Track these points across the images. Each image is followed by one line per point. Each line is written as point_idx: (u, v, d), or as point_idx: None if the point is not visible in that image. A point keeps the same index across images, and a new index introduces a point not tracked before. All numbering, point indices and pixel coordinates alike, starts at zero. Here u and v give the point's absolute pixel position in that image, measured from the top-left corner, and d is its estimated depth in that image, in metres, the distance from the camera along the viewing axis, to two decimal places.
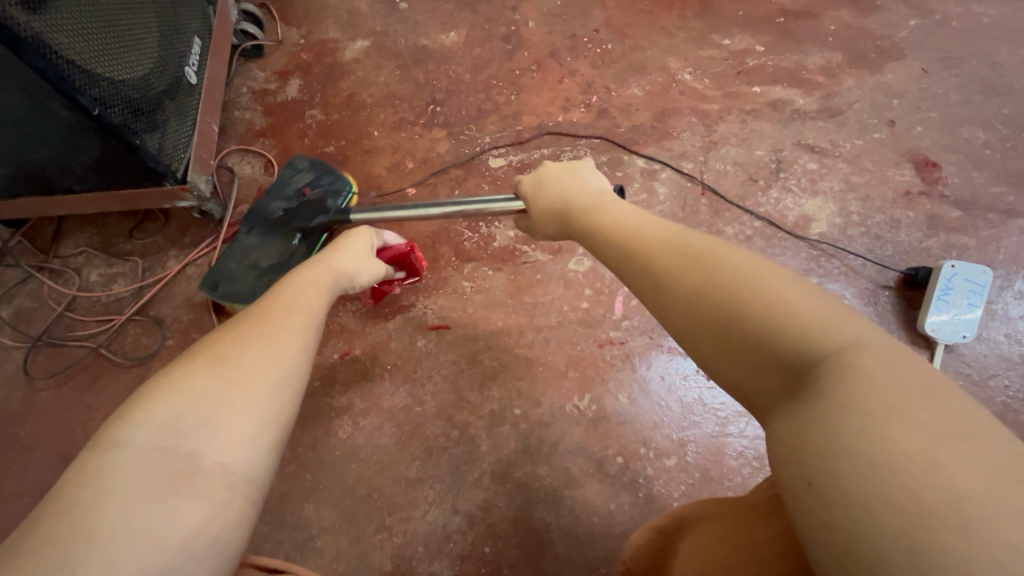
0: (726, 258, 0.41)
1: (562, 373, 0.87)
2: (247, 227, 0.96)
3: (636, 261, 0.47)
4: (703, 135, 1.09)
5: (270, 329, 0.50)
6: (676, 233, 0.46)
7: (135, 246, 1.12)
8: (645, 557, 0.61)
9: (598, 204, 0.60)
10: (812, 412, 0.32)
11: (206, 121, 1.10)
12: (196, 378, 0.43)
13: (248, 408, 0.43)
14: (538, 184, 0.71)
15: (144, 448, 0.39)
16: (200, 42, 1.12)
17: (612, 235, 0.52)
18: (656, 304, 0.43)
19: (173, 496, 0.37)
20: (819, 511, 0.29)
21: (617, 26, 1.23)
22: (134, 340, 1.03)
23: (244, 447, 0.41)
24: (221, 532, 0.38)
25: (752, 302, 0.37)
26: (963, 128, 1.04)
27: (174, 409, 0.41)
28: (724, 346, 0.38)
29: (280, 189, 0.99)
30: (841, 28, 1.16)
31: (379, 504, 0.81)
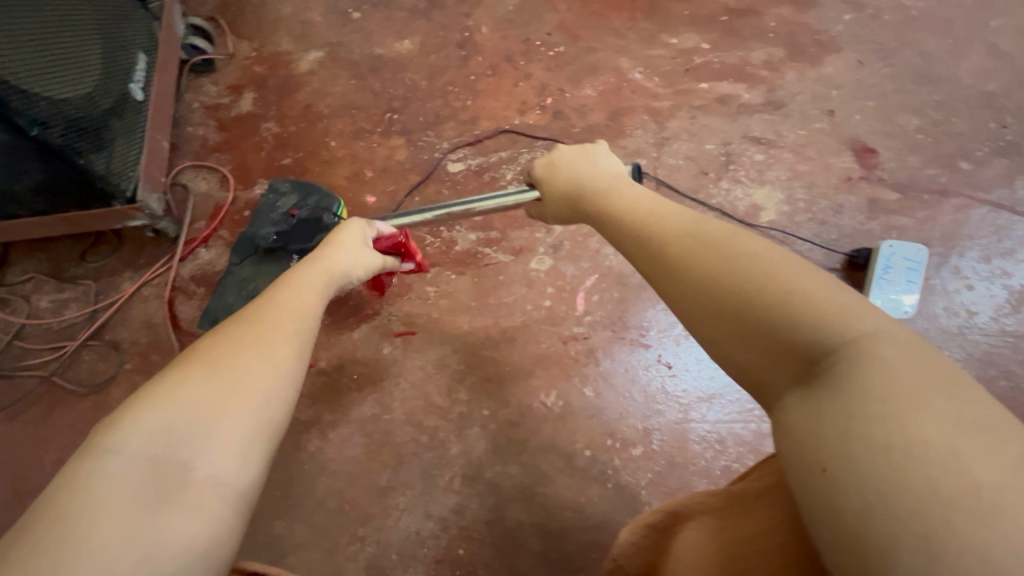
0: (742, 246, 0.41)
1: (529, 372, 0.88)
2: (237, 257, 1.05)
3: (649, 246, 0.47)
4: (655, 132, 1.12)
5: (265, 331, 0.49)
6: (691, 219, 0.46)
7: (87, 270, 1.09)
8: (641, 556, 0.58)
9: (612, 186, 0.60)
10: (829, 399, 0.32)
11: (156, 139, 1.08)
12: (188, 387, 0.42)
13: (242, 417, 0.43)
14: (552, 164, 0.71)
15: (143, 454, 0.39)
16: (145, 58, 1.10)
17: (624, 219, 0.52)
18: (669, 290, 0.43)
19: (166, 507, 0.37)
20: (829, 495, 0.29)
21: (569, 28, 1.26)
22: (90, 366, 1.00)
23: (238, 461, 0.41)
24: (212, 546, 0.38)
25: (770, 291, 0.37)
26: (898, 116, 1.09)
27: (166, 417, 0.40)
28: (737, 333, 0.38)
29: (266, 215, 1.09)
30: (781, 24, 1.20)
31: (351, 515, 0.81)
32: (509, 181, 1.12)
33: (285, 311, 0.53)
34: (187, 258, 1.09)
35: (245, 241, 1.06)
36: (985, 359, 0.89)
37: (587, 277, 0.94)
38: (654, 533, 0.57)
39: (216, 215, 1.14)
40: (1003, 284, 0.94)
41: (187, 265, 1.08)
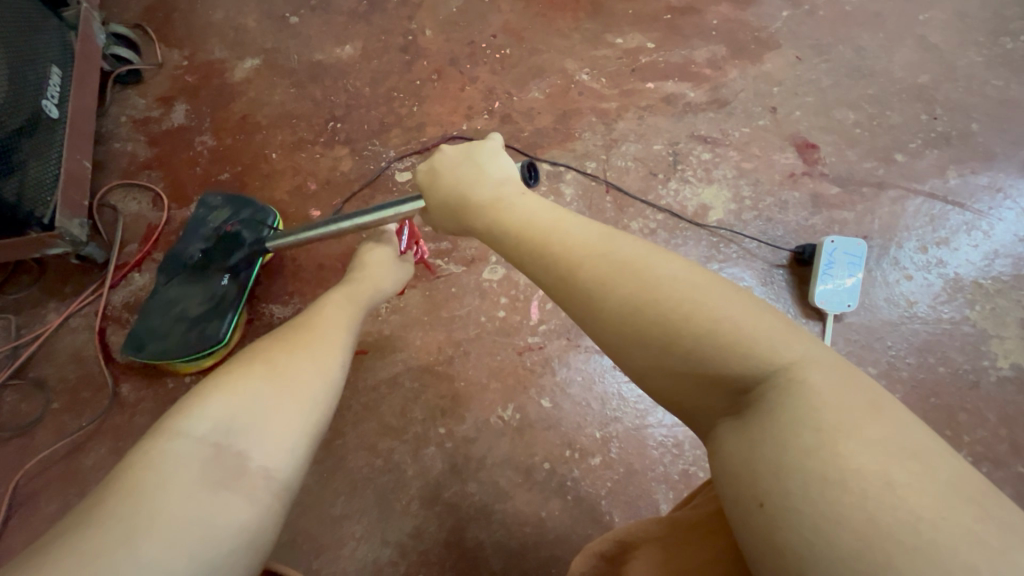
0: (658, 270, 0.40)
1: (484, 386, 0.86)
2: (166, 277, 0.93)
3: (560, 274, 0.43)
4: (603, 134, 1.11)
5: (307, 342, 0.58)
6: (603, 241, 0.43)
7: (7, 302, 1.01)
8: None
9: (502, 196, 0.54)
10: (762, 431, 0.33)
11: (76, 158, 1.01)
12: (250, 383, 0.50)
13: (288, 422, 0.49)
14: (436, 173, 0.61)
15: (209, 440, 0.45)
16: (60, 71, 1.02)
17: (524, 240, 0.47)
18: (591, 323, 0.41)
19: (223, 488, 0.43)
20: (770, 530, 0.31)
21: (514, 30, 1.24)
22: (13, 408, 0.93)
23: (285, 457, 0.48)
24: (255, 535, 0.43)
25: (696, 321, 0.37)
26: (835, 111, 1.12)
27: (227, 411, 0.47)
28: (666, 367, 0.38)
29: (196, 231, 0.96)
30: (722, 22, 1.21)
31: (304, 548, 0.77)
32: None
33: (329, 329, 0.61)
34: (119, 284, 1.02)
35: (173, 259, 0.94)
36: (923, 347, 0.93)
37: None
38: (603, 563, 0.56)
39: (150, 236, 1.07)
40: (939, 272, 0.98)
41: (119, 291, 1.01)
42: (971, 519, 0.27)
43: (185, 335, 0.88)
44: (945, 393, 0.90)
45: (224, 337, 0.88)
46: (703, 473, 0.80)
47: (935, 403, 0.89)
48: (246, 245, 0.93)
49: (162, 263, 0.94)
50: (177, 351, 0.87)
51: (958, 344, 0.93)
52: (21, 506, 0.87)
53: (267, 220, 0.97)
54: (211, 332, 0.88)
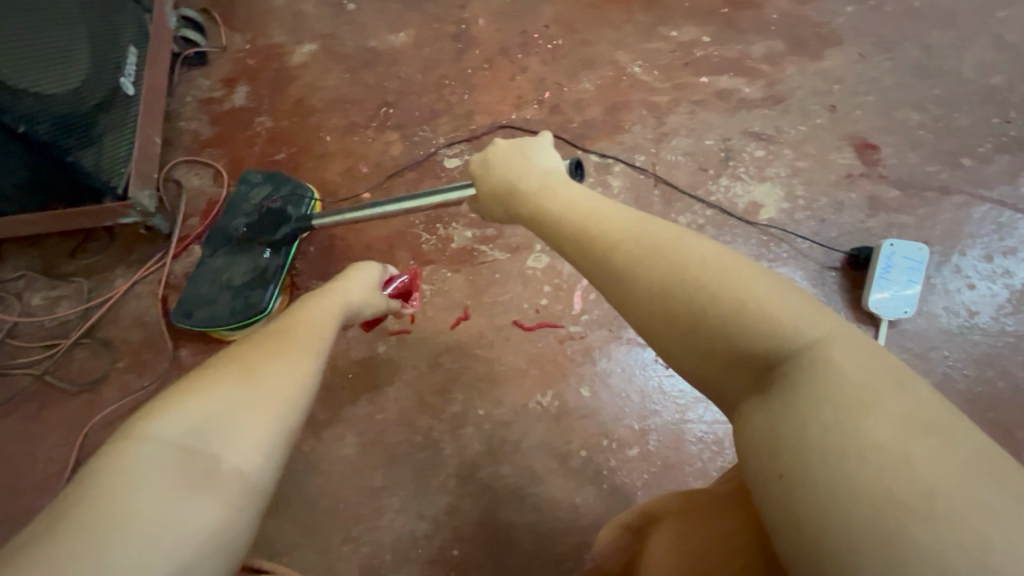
0: (691, 252, 0.40)
1: (523, 372, 0.87)
2: (211, 248, 0.96)
3: (594, 255, 0.44)
4: (653, 128, 1.10)
5: (284, 346, 0.50)
6: (636, 224, 0.44)
7: (78, 266, 1.08)
8: (617, 558, 0.58)
9: (546, 185, 0.55)
10: (782, 405, 0.33)
11: (147, 134, 1.06)
12: (224, 381, 0.43)
13: (270, 417, 0.42)
14: (488, 163, 0.63)
15: (177, 444, 0.38)
16: (137, 51, 1.07)
17: (564, 224, 0.48)
18: (624, 302, 0.42)
19: (197, 496, 0.37)
20: (787, 501, 0.30)
21: (566, 20, 1.24)
22: (82, 365, 0.99)
23: (267, 459, 0.41)
24: (232, 543, 0.37)
25: (723, 299, 0.37)
26: (898, 111, 1.07)
27: (201, 411, 0.40)
28: (693, 346, 0.38)
29: (239, 206, 0.99)
30: (782, 16, 1.18)
31: (344, 515, 0.80)
32: None
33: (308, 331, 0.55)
34: (181, 255, 1.08)
35: (218, 232, 0.97)
36: (983, 359, 0.89)
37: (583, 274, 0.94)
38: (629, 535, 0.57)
39: (210, 211, 1.12)
40: (1004, 283, 0.94)
41: (181, 262, 1.07)
42: (1002, 496, 0.26)
43: (230, 304, 0.93)
44: (1003, 407, 0.86)
45: (267, 307, 0.92)
46: None
47: (992, 419, 0.86)
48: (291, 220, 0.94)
49: (209, 235, 0.97)
50: (224, 317, 0.92)
51: (1020, 359, 0.89)
52: (86, 457, 0.93)
53: (305, 195, 1.00)
54: (254, 299, 0.92)
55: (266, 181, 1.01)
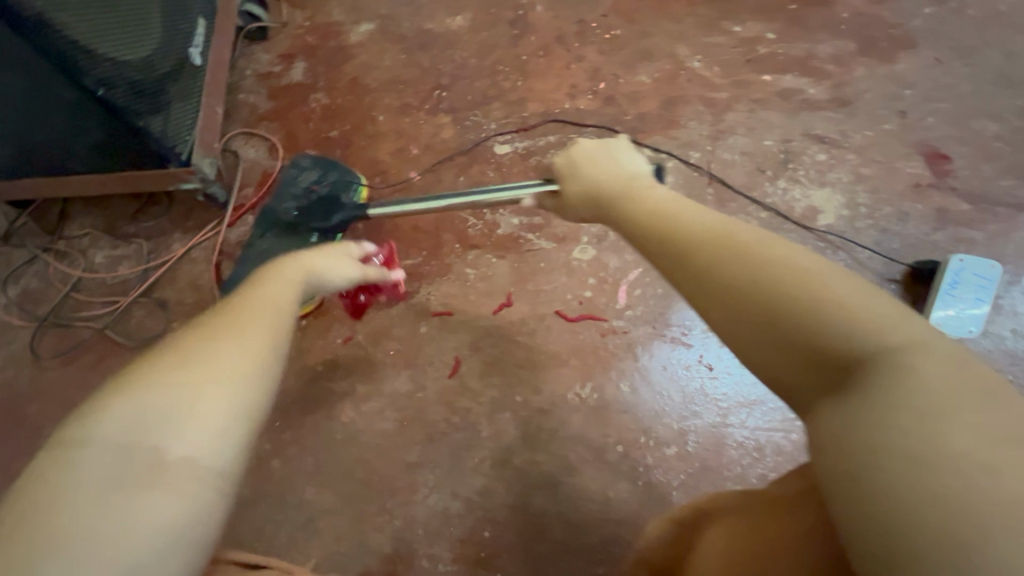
0: (773, 248, 0.38)
1: (564, 362, 0.87)
2: (261, 230, 0.95)
3: (669, 248, 0.43)
4: (710, 124, 1.08)
5: (234, 321, 0.46)
6: (719, 222, 0.42)
7: (139, 229, 1.13)
8: (664, 548, 0.58)
9: (632, 184, 0.54)
10: (863, 407, 0.32)
11: (210, 104, 1.09)
12: (160, 371, 0.40)
13: (211, 402, 0.40)
14: (575, 161, 0.62)
15: (115, 445, 0.37)
16: (205, 23, 1.10)
17: (645, 217, 0.48)
18: (697, 294, 0.40)
19: (143, 492, 0.36)
20: (863, 502, 0.29)
21: (626, 10, 1.21)
22: (139, 323, 1.04)
23: (216, 440, 0.39)
24: (195, 524, 0.37)
25: (803, 299, 0.35)
26: (974, 120, 1.02)
27: (138, 406, 0.39)
28: (768, 342, 0.36)
29: (288, 188, 0.98)
30: (854, 15, 1.13)
31: (380, 488, 0.82)
32: None
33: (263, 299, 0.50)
34: (235, 224, 1.11)
35: (268, 214, 0.96)
36: None
37: (629, 269, 0.93)
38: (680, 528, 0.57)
39: (264, 183, 1.15)
40: None
41: (235, 231, 1.10)
42: None
43: None
44: None
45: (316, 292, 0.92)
46: None
47: None
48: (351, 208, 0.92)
49: (258, 217, 0.96)
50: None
51: None
52: None
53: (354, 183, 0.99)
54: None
55: (314, 166, 1.00)
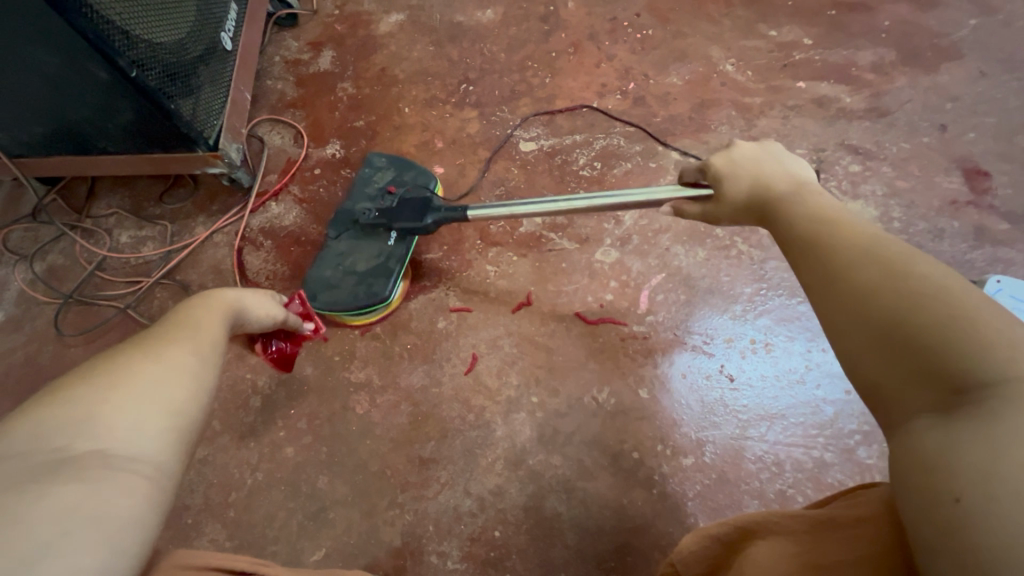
0: (918, 267, 0.38)
1: (582, 365, 0.86)
2: (336, 230, 0.90)
3: (811, 255, 0.45)
4: (742, 130, 1.06)
5: (157, 335, 0.48)
6: (874, 239, 0.42)
7: (164, 210, 1.14)
8: (702, 563, 0.57)
9: (799, 191, 0.53)
10: (968, 432, 0.31)
11: (239, 90, 1.09)
12: (74, 382, 0.41)
13: (126, 398, 0.41)
14: (735, 162, 0.60)
15: (12, 454, 0.36)
16: (237, 8, 1.10)
17: (798, 226, 0.48)
18: (827, 300, 0.42)
19: (51, 482, 0.35)
20: (961, 533, 0.29)
21: (660, 10, 1.19)
22: (160, 303, 1.04)
23: (132, 433, 0.40)
24: (115, 510, 0.36)
25: (932, 310, 0.35)
26: (1018, 137, 0.98)
27: (47, 410, 0.38)
28: (880, 350, 0.37)
29: (363, 189, 0.94)
30: (896, 24, 1.10)
31: (392, 481, 0.82)
32: (581, 166, 1.07)
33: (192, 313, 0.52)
34: (258, 210, 1.11)
35: (343, 215, 0.91)
36: None
37: (652, 274, 0.91)
38: (719, 546, 0.55)
39: (288, 170, 1.15)
40: None
41: (257, 217, 1.10)
42: None
43: (353, 289, 0.86)
44: None
45: (388, 296, 0.85)
46: (801, 499, 0.75)
47: None
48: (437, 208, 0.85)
49: (333, 218, 0.91)
50: (347, 305, 0.85)
51: None
52: None
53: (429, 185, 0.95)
54: (377, 289, 0.84)
55: (389, 166, 0.97)
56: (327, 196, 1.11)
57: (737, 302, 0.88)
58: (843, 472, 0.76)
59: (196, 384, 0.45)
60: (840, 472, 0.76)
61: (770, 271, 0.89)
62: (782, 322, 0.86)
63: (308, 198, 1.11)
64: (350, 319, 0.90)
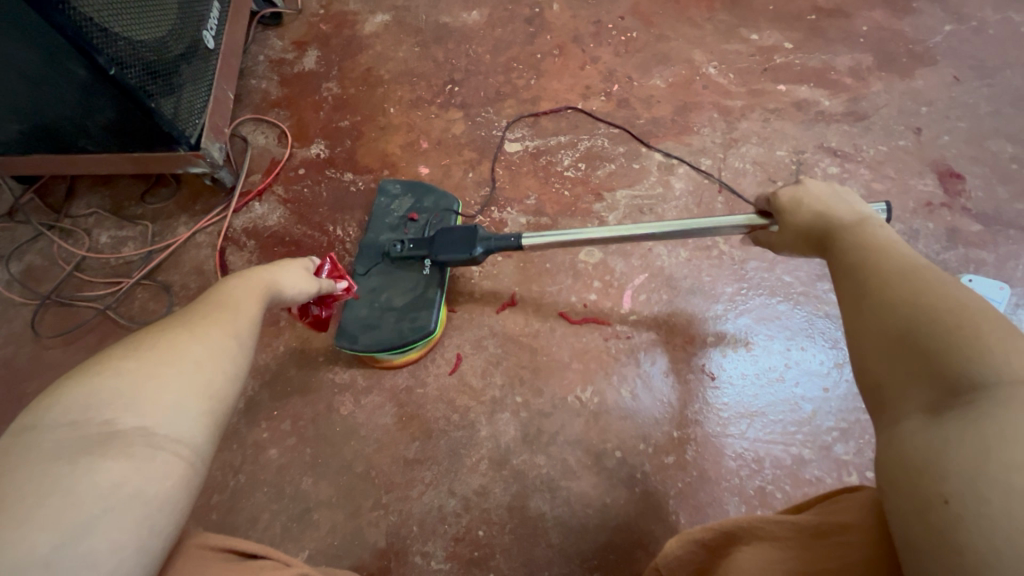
0: (940, 289, 0.40)
1: (566, 365, 0.87)
2: (364, 267, 0.89)
3: (855, 278, 0.47)
4: (723, 132, 1.07)
5: (196, 319, 0.49)
6: (912, 266, 0.44)
7: (146, 210, 1.13)
8: (691, 566, 0.58)
9: (860, 222, 0.54)
10: (955, 429, 0.32)
11: (222, 88, 1.08)
12: (117, 357, 0.42)
13: (167, 379, 0.41)
14: (800, 198, 0.61)
15: (60, 422, 0.37)
16: (220, 7, 1.09)
17: (849, 253, 0.50)
18: (855, 314, 0.44)
19: (93, 457, 0.36)
20: (952, 523, 0.30)
21: (644, 14, 1.21)
22: (141, 305, 1.03)
23: (170, 413, 0.40)
24: (151, 489, 0.37)
25: (943, 321, 0.37)
26: (990, 141, 1.01)
27: (89, 384, 0.39)
28: (890, 357, 0.39)
29: (382, 219, 0.94)
30: (873, 29, 1.13)
31: (377, 482, 0.82)
32: (566, 167, 1.07)
33: (230, 301, 0.53)
34: (241, 210, 1.10)
35: (370, 249, 0.91)
36: None
37: (635, 274, 0.92)
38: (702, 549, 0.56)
39: (272, 170, 1.14)
40: None
41: (240, 217, 1.10)
42: None
43: (394, 325, 0.84)
44: None
45: (433, 328, 0.83)
46: (780, 495, 0.76)
47: None
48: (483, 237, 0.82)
49: (360, 254, 0.90)
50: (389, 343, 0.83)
51: None
52: None
53: (452, 207, 0.95)
54: (421, 322, 0.83)
55: (405, 191, 0.96)
56: (311, 196, 1.10)
57: (719, 302, 0.89)
58: (821, 469, 0.77)
59: (232, 372, 0.47)
60: (818, 468, 0.77)
61: (751, 271, 0.90)
62: (762, 321, 0.87)
63: (292, 198, 1.11)
64: (397, 359, 0.87)
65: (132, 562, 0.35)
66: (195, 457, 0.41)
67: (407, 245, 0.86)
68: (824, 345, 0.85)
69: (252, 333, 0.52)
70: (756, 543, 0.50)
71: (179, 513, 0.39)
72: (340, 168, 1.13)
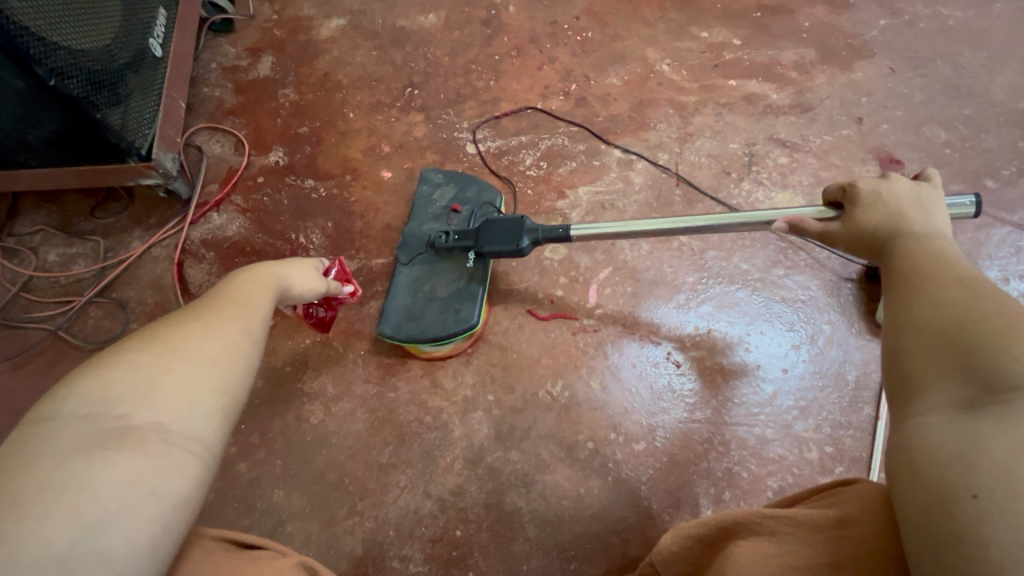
0: (998, 301, 0.40)
1: (536, 361, 0.88)
2: (406, 256, 0.89)
3: (911, 284, 0.48)
4: (679, 127, 1.10)
5: (206, 316, 0.49)
6: (972, 280, 0.44)
7: (96, 226, 1.09)
8: (685, 563, 0.59)
9: (923, 235, 0.54)
10: (986, 428, 0.34)
11: (173, 97, 1.06)
12: (130, 354, 0.43)
13: (180, 376, 0.43)
14: (881, 198, 0.60)
15: (77, 418, 0.38)
16: (167, 14, 1.06)
17: (910, 261, 0.51)
18: (906, 313, 0.45)
19: (109, 453, 0.37)
20: (977, 519, 0.32)
21: (598, 14, 1.23)
22: (94, 323, 0.99)
23: (182, 411, 0.41)
24: (168, 488, 0.38)
25: (994, 327, 0.38)
26: (925, 128, 1.07)
27: (104, 381, 0.40)
28: (933, 358, 0.40)
29: (425, 208, 0.94)
30: (815, 25, 1.18)
31: (351, 489, 0.81)
32: (528, 166, 1.09)
33: (239, 297, 0.54)
34: (198, 221, 1.07)
35: (412, 240, 0.90)
36: None
37: (600, 269, 0.94)
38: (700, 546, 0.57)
39: (229, 179, 1.12)
40: None
41: (198, 228, 1.07)
42: None
43: (437, 318, 0.84)
44: None
45: (477, 321, 0.82)
46: (746, 474, 0.79)
47: None
48: (535, 230, 0.79)
49: (402, 244, 0.91)
50: (432, 334, 0.82)
51: None
52: None
53: (493, 200, 0.93)
54: (466, 314, 0.82)
55: (447, 181, 0.96)
56: (272, 205, 1.08)
57: (681, 292, 0.91)
58: (783, 446, 0.80)
59: (245, 369, 0.48)
60: (780, 446, 0.81)
61: (710, 260, 0.93)
62: (722, 308, 0.90)
63: (251, 208, 1.08)
64: (433, 350, 0.86)
65: (145, 559, 0.36)
66: (207, 451, 0.42)
67: (452, 236, 0.84)
68: (781, 329, 0.88)
69: (263, 331, 0.53)
70: (750, 538, 0.50)
71: (193, 511, 0.40)
72: (301, 175, 1.11)
